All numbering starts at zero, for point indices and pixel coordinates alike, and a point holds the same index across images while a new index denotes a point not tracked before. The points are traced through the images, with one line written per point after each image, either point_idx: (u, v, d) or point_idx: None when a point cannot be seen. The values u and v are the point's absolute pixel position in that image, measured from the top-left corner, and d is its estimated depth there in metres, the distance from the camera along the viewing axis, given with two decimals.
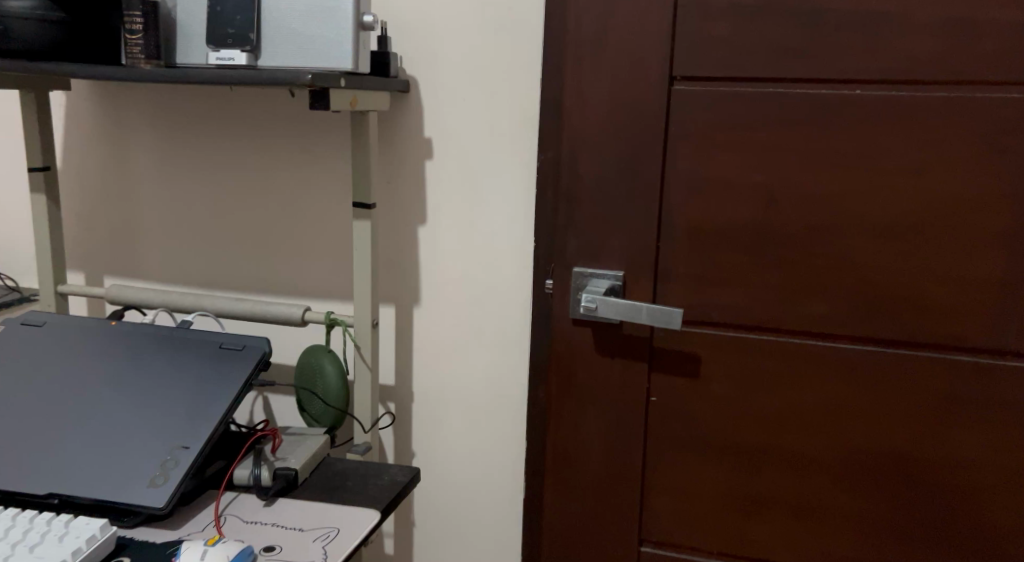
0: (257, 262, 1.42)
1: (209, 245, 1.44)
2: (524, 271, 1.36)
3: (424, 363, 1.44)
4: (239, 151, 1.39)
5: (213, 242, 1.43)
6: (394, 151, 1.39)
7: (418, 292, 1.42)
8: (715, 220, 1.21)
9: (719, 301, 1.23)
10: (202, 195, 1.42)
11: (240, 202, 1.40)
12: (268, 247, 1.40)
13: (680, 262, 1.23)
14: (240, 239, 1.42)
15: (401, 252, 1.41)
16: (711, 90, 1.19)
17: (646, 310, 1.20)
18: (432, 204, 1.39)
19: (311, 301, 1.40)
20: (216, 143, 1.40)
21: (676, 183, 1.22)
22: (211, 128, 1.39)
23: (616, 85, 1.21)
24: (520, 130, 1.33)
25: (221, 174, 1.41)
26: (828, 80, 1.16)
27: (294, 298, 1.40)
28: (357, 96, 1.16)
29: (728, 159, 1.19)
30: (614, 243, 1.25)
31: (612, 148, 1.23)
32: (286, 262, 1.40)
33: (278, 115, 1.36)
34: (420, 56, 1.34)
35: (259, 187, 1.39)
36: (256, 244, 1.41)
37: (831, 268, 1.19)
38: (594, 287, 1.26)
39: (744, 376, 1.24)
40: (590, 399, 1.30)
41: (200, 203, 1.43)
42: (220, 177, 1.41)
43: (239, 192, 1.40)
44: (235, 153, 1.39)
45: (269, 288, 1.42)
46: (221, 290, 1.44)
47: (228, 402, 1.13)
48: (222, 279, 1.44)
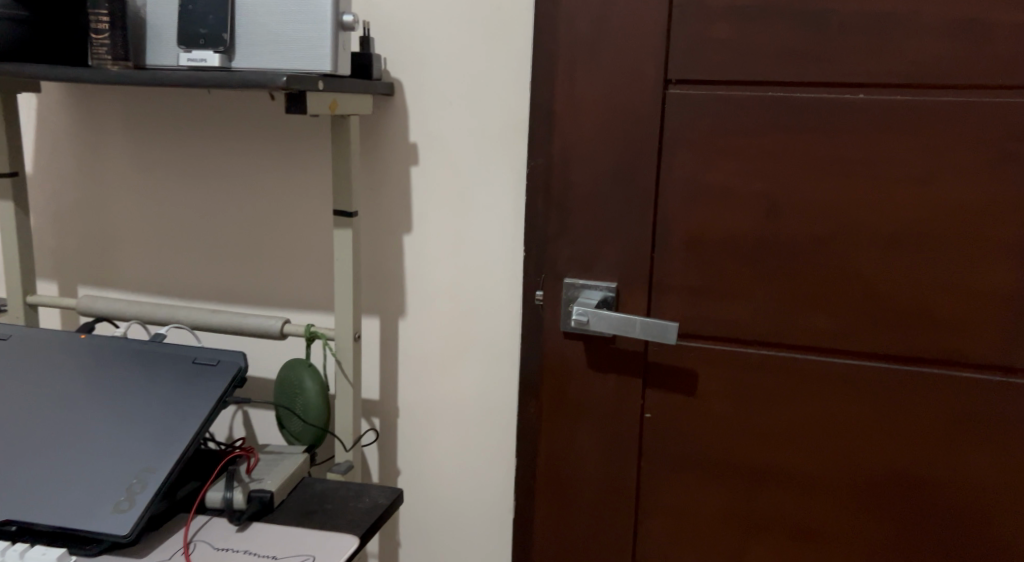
0: (235, 271, 1.36)
1: (186, 255, 1.38)
2: (513, 282, 1.31)
3: (410, 377, 1.38)
4: (215, 156, 1.33)
5: (190, 250, 1.38)
6: (378, 157, 1.34)
7: (403, 303, 1.36)
8: (713, 230, 1.16)
9: (716, 314, 1.18)
10: (177, 202, 1.37)
11: (217, 209, 1.35)
12: (247, 256, 1.35)
13: (674, 273, 1.18)
14: (218, 248, 1.36)
15: (386, 261, 1.36)
16: (707, 94, 1.13)
17: (641, 324, 1.15)
18: (417, 212, 1.33)
19: (291, 313, 1.34)
20: (191, 148, 1.34)
21: (672, 191, 1.16)
22: (186, 131, 1.34)
23: (609, 88, 1.16)
24: (508, 135, 1.27)
25: (197, 180, 1.35)
26: (830, 84, 1.10)
27: (274, 309, 1.35)
28: (338, 100, 1.10)
29: (725, 165, 1.14)
30: (606, 254, 1.20)
31: (605, 155, 1.18)
32: (266, 272, 1.34)
33: (255, 117, 1.30)
34: (405, 58, 1.29)
35: (237, 193, 1.33)
36: (234, 253, 1.36)
37: (833, 280, 1.14)
38: (586, 298, 1.20)
39: (742, 393, 1.19)
40: (582, 415, 1.25)
41: (175, 211, 1.37)
42: (197, 182, 1.35)
43: (216, 199, 1.35)
44: (212, 158, 1.34)
45: (248, 298, 1.36)
46: (198, 301, 1.39)
47: (201, 420, 1.08)
48: (199, 289, 1.38)
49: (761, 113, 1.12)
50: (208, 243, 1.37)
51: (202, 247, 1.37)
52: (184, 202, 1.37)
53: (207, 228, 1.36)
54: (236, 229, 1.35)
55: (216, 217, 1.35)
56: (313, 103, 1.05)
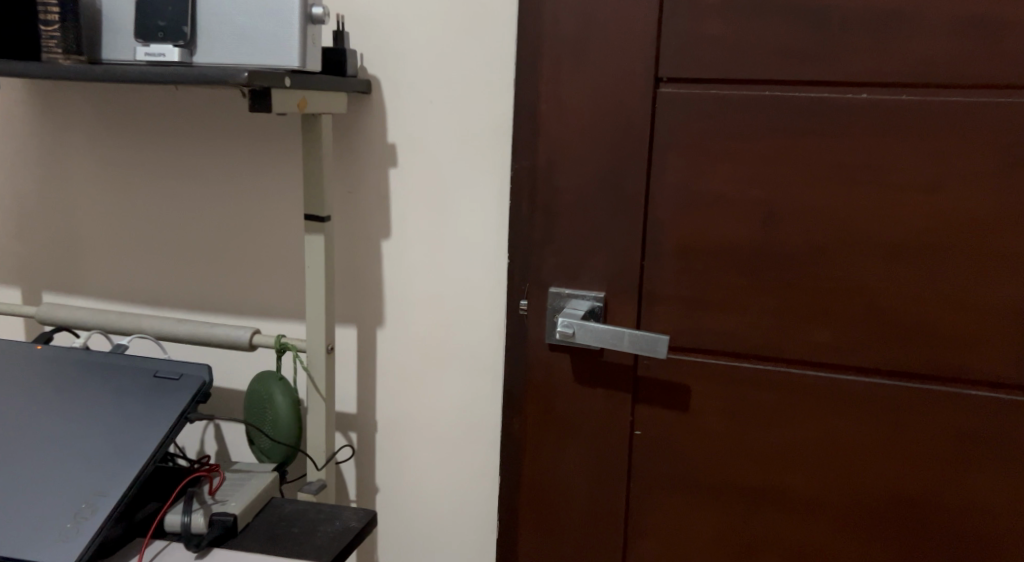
0: (205, 279, 1.29)
1: (153, 261, 1.32)
2: (496, 291, 1.24)
3: (388, 390, 1.32)
4: (183, 157, 1.27)
5: (158, 256, 1.31)
6: (354, 158, 1.27)
7: (382, 312, 1.30)
8: (706, 237, 1.09)
9: (710, 326, 1.11)
10: (143, 206, 1.30)
11: (186, 213, 1.29)
12: (217, 262, 1.28)
13: (666, 283, 1.12)
14: (187, 254, 1.30)
15: (363, 269, 1.29)
16: (701, 93, 1.07)
17: (630, 335, 1.08)
18: (396, 216, 1.27)
19: (263, 322, 1.28)
20: (158, 148, 1.28)
21: (663, 196, 1.10)
22: (152, 131, 1.28)
23: (597, 86, 1.10)
24: (491, 136, 1.20)
25: (164, 182, 1.29)
26: (831, 83, 1.04)
27: (245, 319, 1.28)
28: (307, 97, 1.04)
29: (720, 169, 1.08)
30: (594, 262, 1.13)
31: (593, 157, 1.11)
32: (236, 279, 1.28)
33: (225, 117, 1.24)
34: (383, 54, 1.23)
35: (207, 197, 1.27)
36: (204, 259, 1.29)
37: (834, 291, 1.07)
38: (572, 308, 1.14)
39: (738, 410, 1.12)
40: (568, 432, 1.18)
41: (141, 215, 1.31)
42: (165, 185, 1.29)
43: (185, 201, 1.28)
44: (180, 158, 1.27)
45: (218, 307, 1.30)
46: (166, 309, 1.32)
47: (158, 441, 1.02)
48: (167, 296, 1.32)
49: (758, 113, 1.06)
50: (176, 249, 1.30)
51: (170, 253, 1.31)
52: (151, 206, 1.30)
53: (176, 233, 1.30)
54: (206, 234, 1.28)
55: (184, 222, 1.29)
56: (278, 100, 0.99)
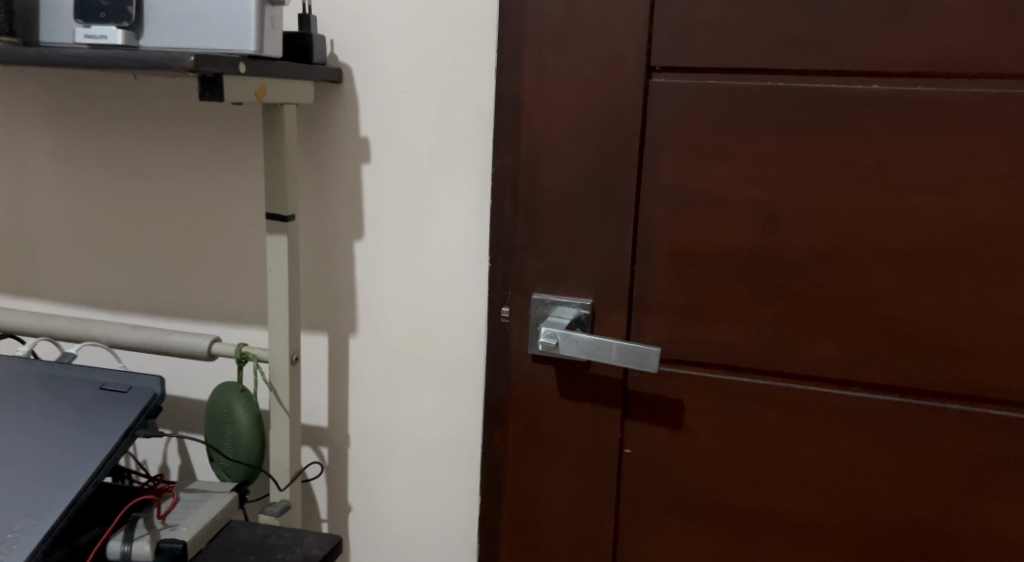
0: (166, 283, 1.21)
1: (110, 262, 1.23)
2: (475, 297, 1.15)
3: (361, 402, 1.23)
4: (139, 152, 1.18)
5: (114, 257, 1.23)
6: (324, 153, 1.18)
7: (354, 319, 1.21)
8: (703, 240, 1.00)
9: (706, 336, 1.02)
10: (98, 204, 1.22)
11: (143, 212, 1.20)
12: (178, 264, 1.20)
13: (658, 290, 1.03)
14: (145, 256, 1.21)
15: (334, 272, 1.20)
16: (696, 84, 0.98)
17: (618, 348, 0.98)
18: (370, 216, 1.18)
19: (227, 328, 1.19)
20: (113, 142, 1.19)
21: (656, 195, 1.01)
22: (107, 124, 1.19)
23: (584, 75, 1.01)
24: (470, 129, 1.11)
25: (120, 178, 1.20)
26: (840, 73, 0.95)
27: (208, 325, 1.20)
28: (265, 85, 0.97)
29: (717, 166, 0.99)
30: (580, 266, 1.04)
31: (579, 152, 1.02)
32: (198, 284, 1.20)
33: (184, 108, 1.15)
34: (356, 41, 1.14)
35: (167, 194, 1.18)
36: (164, 260, 1.21)
37: (842, 300, 0.98)
38: (557, 316, 1.05)
39: (736, 428, 1.03)
40: (553, 449, 1.09)
41: (96, 213, 1.22)
42: (123, 181, 1.20)
43: (143, 199, 1.20)
44: (138, 152, 1.18)
45: (179, 313, 1.21)
46: (123, 314, 1.24)
47: (98, 461, 0.94)
48: (124, 300, 1.24)
49: (760, 105, 0.97)
50: (134, 250, 1.22)
51: (128, 254, 1.22)
52: (106, 204, 1.22)
53: (133, 234, 1.21)
54: (165, 235, 1.20)
55: (141, 221, 1.20)
56: (231, 87, 0.92)
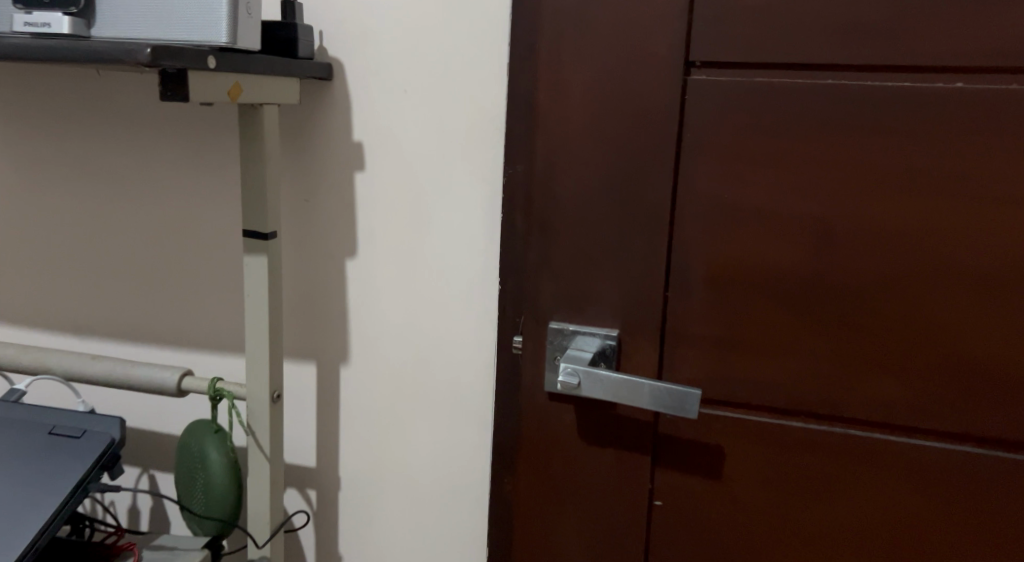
0: (140, 302, 1.10)
1: (79, 280, 1.12)
2: (483, 324, 1.01)
3: (353, 442, 1.09)
4: (106, 162, 1.07)
5: (84, 273, 1.12)
6: (313, 160, 1.04)
7: (347, 346, 1.07)
8: (747, 264, 0.86)
9: (750, 375, 0.88)
10: (62, 221, 1.11)
11: (112, 229, 1.09)
12: (154, 282, 1.09)
13: (695, 321, 0.88)
14: (115, 278, 1.10)
15: (323, 294, 1.07)
16: (744, 81, 0.84)
17: (650, 390, 0.85)
18: (364, 231, 1.04)
19: (205, 357, 1.09)
20: (77, 151, 1.08)
21: (692, 211, 0.86)
22: (71, 131, 1.07)
23: (610, 70, 0.86)
24: (477, 133, 0.98)
25: (86, 193, 1.09)
26: (915, 69, 0.81)
27: (185, 352, 1.09)
28: (241, 83, 0.84)
29: (767, 177, 0.84)
30: (603, 293, 0.90)
31: (604, 161, 0.88)
32: (176, 305, 1.09)
33: (155, 113, 1.04)
34: (349, 33, 1.00)
35: (139, 204, 1.07)
36: (134, 282, 1.10)
37: (913, 336, 0.84)
38: (578, 348, 0.91)
39: (784, 482, 0.89)
40: (571, 500, 0.95)
41: (59, 231, 1.11)
42: (91, 189, 1.09)
43: (113, 209, 1.08)
44: (108, 157, 1.07)
45: (155, 335, 1.10)
46: (91, 340, 1.13)
47: (50, 515, 0.85)
48: (95, 321, 1.13)
49: (817, 106, 0.83)
50: (104, 269, 1.11)
51: (96, 275, 1.11)
52: (71, 221, 1.10)
53: (104, 251, 1.10)
54: (135, 255, 1.09)
55: (111, 238, 1.09)
56: (197, 85, 0.79)
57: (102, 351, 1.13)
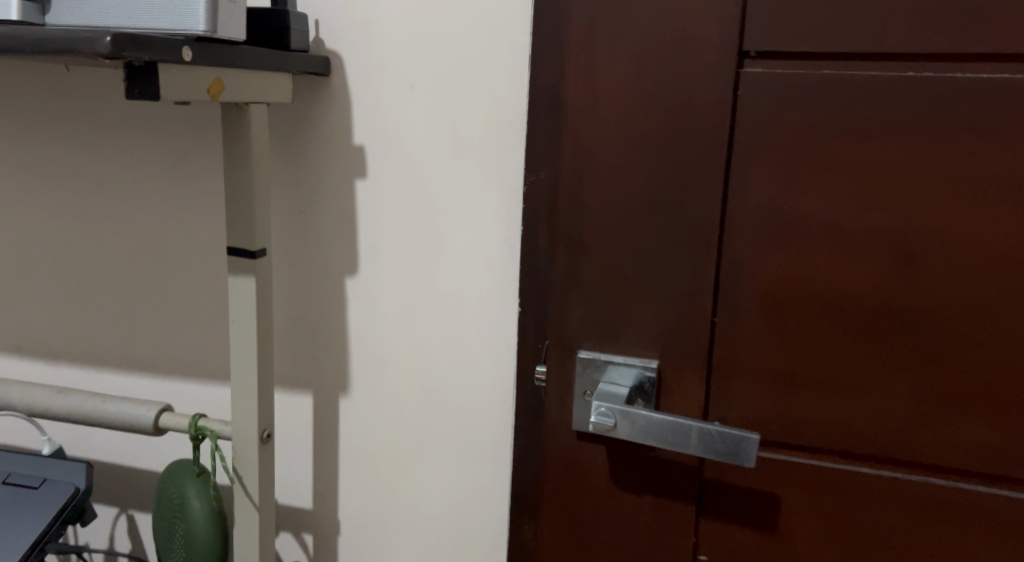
0: (121, 325, 0.99)
1: (54, 301, 1.01)
2: (501, 350, 0.90)
3: (354, 482, 0.98)
4: (79, 170, 0.96)
5: (59, 294, 1.01)
6: (309, 168, 0.93)
7: (347, 375, 0.96)
8: (810, 286, 0.74)
9: (812, 414, 0.76)
10: (32, 236, 1.00)
11: (85, 244, 0.98)
12: (135, 303, 0.98)
13: (747, 352, 0.76)
14: (90, 299, 1.00)
15: (321, 316, 0.95)
16: (808, 74, 0.72)
17: (698, 431, 0.74)
18: (366, 247, 0.93)
19: (189, 386, 0.98)
20: (46, 158, 0.97)
21: (745, 225, 0.75)
22: (40, 136, 0.97)
23: (650, 62, 0.74)
24: (495, 136, 0.86)
25: (56, 205, 0.98)
26: (1013, 59, 0.69)
27: (170, 381, 0.99)
28: (223, 78, 0.72)
29: (833, 185, 0.73)
30: (640, 318, 0.78)
31: (641, 167, 0.76)
32: (159, 328, 0.98)
33: (132, 116, 0.93)
34: (350, 24, 0.89)
35: (118, 217, 0.96)
36: (110, 304, 0.99)
37: (1007, 371, 0.72)
38: (612, 383, 0.79)
39: (851, 538, 0.77)
40: (601, 554, 0.84)
41: (30, 247, 1.01)
42: (65, 200, 0.98)
43: (89, 222, 0.98)
44: (83, 165, 0.96)
45: (137, 361, 1.00)
46: (69, 367, 1.02)
47: None
48: (72, 346, 1.02)
49: (894, 102, 0.71)
50: (80, 290, 1.00)
51: (70, 295, 1.01)
52: (41, 236, 1.00)
53: (80, 268, 0.99)
54: (110, 273, 0.98)
55: (87, 254, 0.99)
56: (170, 80, 0.67)
57: (75, 380, 1.03)
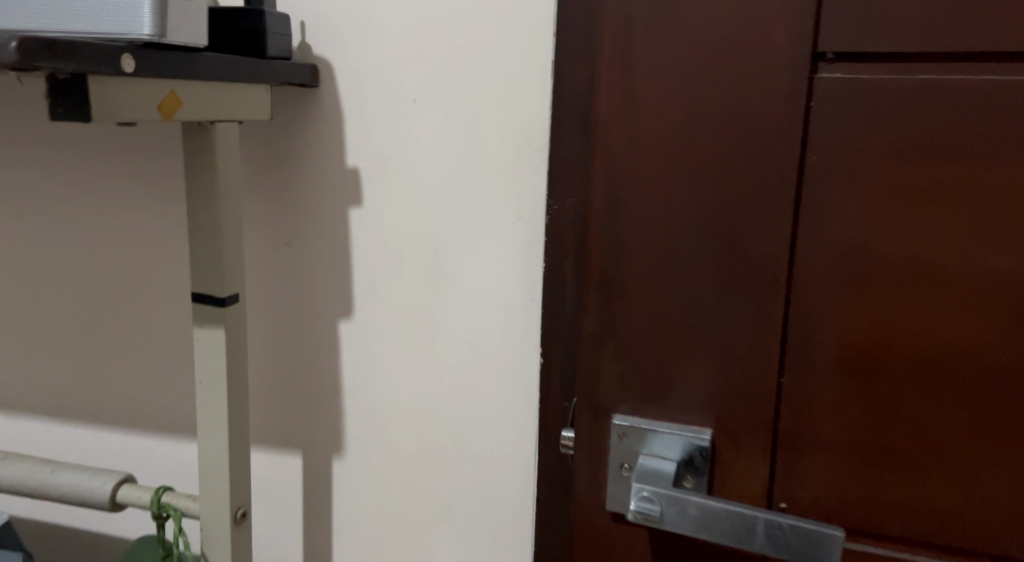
0: (91, 361, 0.91)
1: (22, 334, 0.94)
2: (519, 408, 0.76)
3: (350, 554, 0.85)
4: (57, 206, 0.88)
5: (25, 326, 0.93)
6: (294, 194, 0.80)
7: (342, 434, 0.82)
8: (901, 341, 0.60)
9: (904, 500, 0.61)
10: (12, 284, 0.93)
11: (68, 290, 0.90)
12: (102, 337, 0.90)
13: (823, 422, 0.62)
14: (72, 349, 0.92)
15: (311, 366, 0.82)
16: (901, 80, 0.58)
17: (766, 523, 0.60)
18: (362, 286, 0.79)
19: (169, 438, 0.89)
20: (23, 198, 0.90)
21: (820, 267, 0.60)
22: (14, 174, 0.90)
23: (702, 66, 0.60)
24: (511, 156, 0.73)
25: (37, 248, 0.91)
26: None
27: (139, 422, 0.90)
28: (178, 92, 0.60)
29: (931, 217, 0.58)
30: (688, 379, 0.64)
31: (690, 196, 0.62)
32: (126, 365, 0.89)
33: (108, 145, 0.85)
34: (342, 28, 0.76)
35: (84, 245, 0.88)
36: (92, 353, 0.91)
37: None
38: (655, 455, 0.65)
39: None
40: None
41: (10, 300, 0.93)
42: (28, 226, 0.90)
43: (54, 249, 0.90)
44: (46, 188, 0.89)
45: (107, 401, 0.91)
46: (37, 407, 0.95)
47: None
48: (40, 382, 0.94)
49: (1012, 114, 0.56)
50: (46, 323, 0.92)
51: (36, 328, 0.93)
52: (23, 280, 0.92)
53: (46, 299, 0.92)
54: (92, 320, 0.90)
55: (52, 284, 0.91)
56: (107, 97, 0.55)
57: (65, 448, 0.95)
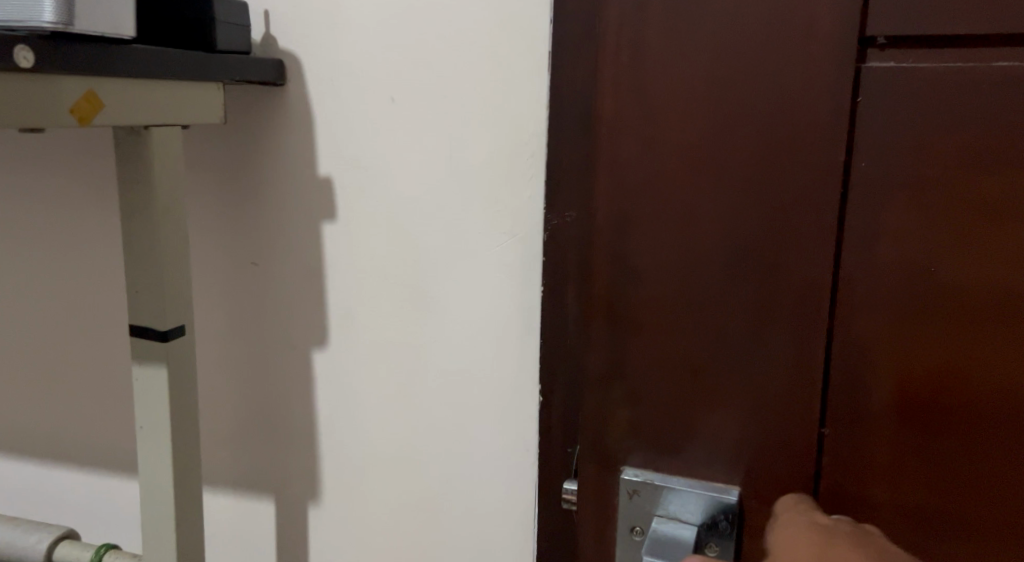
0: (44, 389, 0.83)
1: None
2: (516, 451, 0.66)
3: None
4: (7, 220, 0.80)
5: None
6: (261, 207, 0.70)
7: (317, 478, 0.73)
8: (973, 388, 0.49)
9: None
10: None
11: (20, 313, 0.82)
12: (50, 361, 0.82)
13: (876, 483, 0.51)
14: (26, 378, 0.84)
15: (282, 400, 0.73)
16: (970, 68, 0.47)
17: None
18: (337, 312, 0.70)
19: (124, 474, 0.81)
20: None
21: (872, 297, 0.50)
22: None
23: (724, 55, 0.50)
24: (502, 162, 0.63)
25: None
26: None
27: (90, 454, 0.82)
28: (98, 92, 0.53)
29: (1010, 237, 0.47)
30: (711, 429, 0.53)
31: (711, 211, 0.51)
32: (76, 392, 0.81)
33: (58, 155, 0.77)
34: (310, 18, 0.66)
35: (34, 262, 0.80)
36: (47, 382, 0.83)
37: None
38: (672, 518, 0.55)
39: None
40: None
41: None
42: None
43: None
44: None
45: (59, 432, 0.83)
46: None
47: None
48: None
49: None
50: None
51: None
52: None
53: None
54: (48, 346, 0.82)
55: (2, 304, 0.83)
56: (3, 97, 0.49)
57: (22, 487, 0.87)
